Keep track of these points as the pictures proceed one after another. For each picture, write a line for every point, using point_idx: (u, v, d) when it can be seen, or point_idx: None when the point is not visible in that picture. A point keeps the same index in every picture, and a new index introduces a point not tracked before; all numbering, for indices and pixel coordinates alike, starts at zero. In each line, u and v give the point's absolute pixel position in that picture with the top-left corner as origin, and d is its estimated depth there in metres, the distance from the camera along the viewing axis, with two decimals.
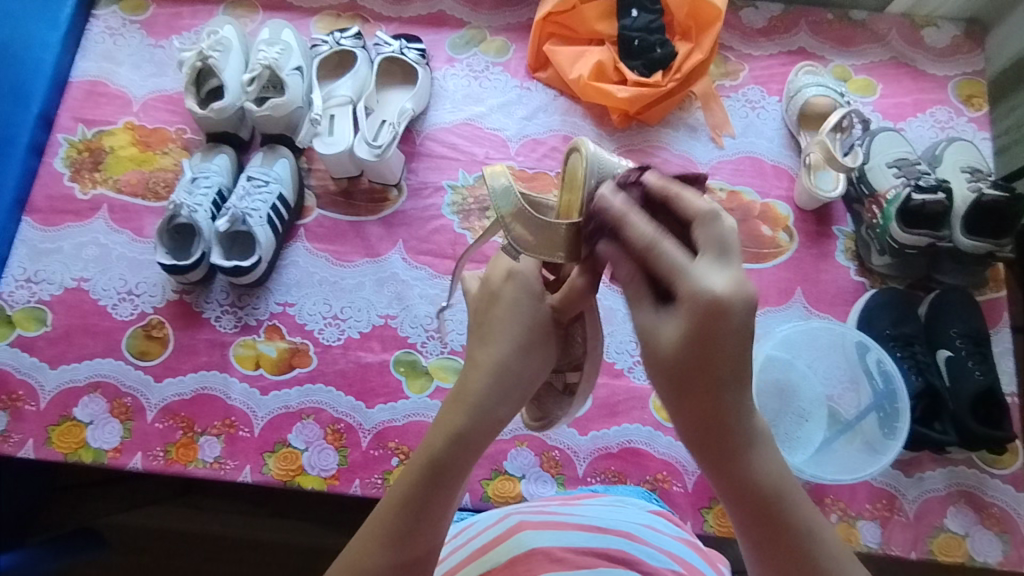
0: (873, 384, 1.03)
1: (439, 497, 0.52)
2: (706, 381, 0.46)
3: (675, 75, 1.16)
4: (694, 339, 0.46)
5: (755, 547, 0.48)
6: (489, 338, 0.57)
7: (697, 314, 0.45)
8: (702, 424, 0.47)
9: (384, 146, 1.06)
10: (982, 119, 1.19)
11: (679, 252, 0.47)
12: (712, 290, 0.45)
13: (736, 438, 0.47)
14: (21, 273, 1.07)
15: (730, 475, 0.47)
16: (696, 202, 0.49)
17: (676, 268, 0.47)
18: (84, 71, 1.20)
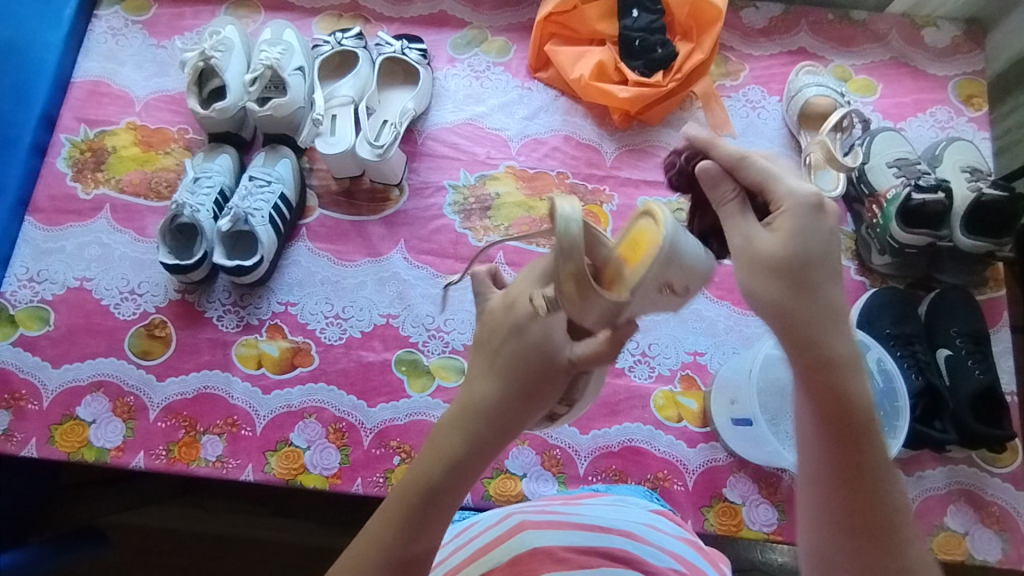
0: (874, 382, 0.98)
1: (440, 514, 0.54)
2: (807, 275, 0.54)
3: (676, 75, 1.16)
4: (801, 234, 0.54)
5: (835, 460, 0.52)
6: (484, 373, 0.56)
7: (797, 213, 0.54)
8: (800, 308, 0.53)
9: (385, 146, 1.06)
10: (982, 118, 1.20)
11: (773, 163, 0.56)
12: (808, 196, 0.55)
13: (832, 327, 0.53)
14: (23, 272, 1.07)
15: (821, 360, 0.53)
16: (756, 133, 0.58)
17: (774, 174, 0.55)
18: (86, 70, 1.20)
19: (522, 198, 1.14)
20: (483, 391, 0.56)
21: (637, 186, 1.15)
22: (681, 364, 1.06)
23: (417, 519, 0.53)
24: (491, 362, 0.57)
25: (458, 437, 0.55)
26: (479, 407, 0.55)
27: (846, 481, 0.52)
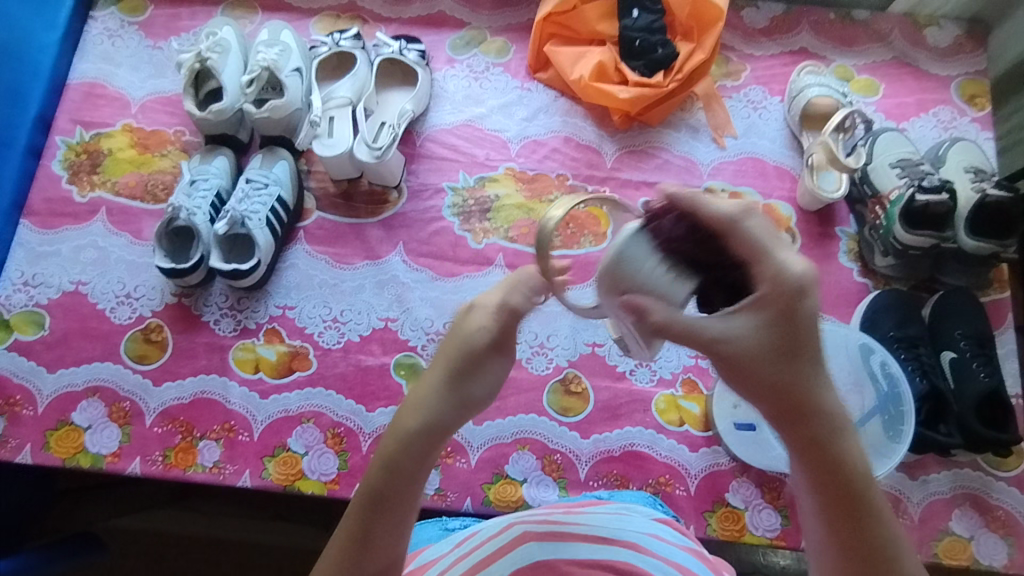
0: (878, 386, 1.01)
1: (387, 533, 0.56)
2: (789, 357, 0.53)
3: (677, 75, 1.15)
4: (777, 316, 0.52)
5: (837, 526, 0.54)
6: (433, 382, 0.58)
7: (783, 296, 0.51)
8: (786, 390, 0.54)
9: (383, 148, 1.05)
10: (985, 118, 1.19)
11: (761, 236, 0.52)
12: (796, 275, 0.51)
13: (822, 408, 0.54)
14: (18, 276, 1.06)
15: (814, 441, 0.53)
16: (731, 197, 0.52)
17: (765, 250, 0.52)
18: (82, 72, 1.19)
19: (522, 200, 1.13)
20: (432, 404, 0.57)
21: (638, 188, 1.14)
22: (683, 368, 1.05)
23: (367, 536, 0.55)
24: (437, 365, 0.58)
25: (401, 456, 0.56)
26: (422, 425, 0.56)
27: (853, 556, 0.53)
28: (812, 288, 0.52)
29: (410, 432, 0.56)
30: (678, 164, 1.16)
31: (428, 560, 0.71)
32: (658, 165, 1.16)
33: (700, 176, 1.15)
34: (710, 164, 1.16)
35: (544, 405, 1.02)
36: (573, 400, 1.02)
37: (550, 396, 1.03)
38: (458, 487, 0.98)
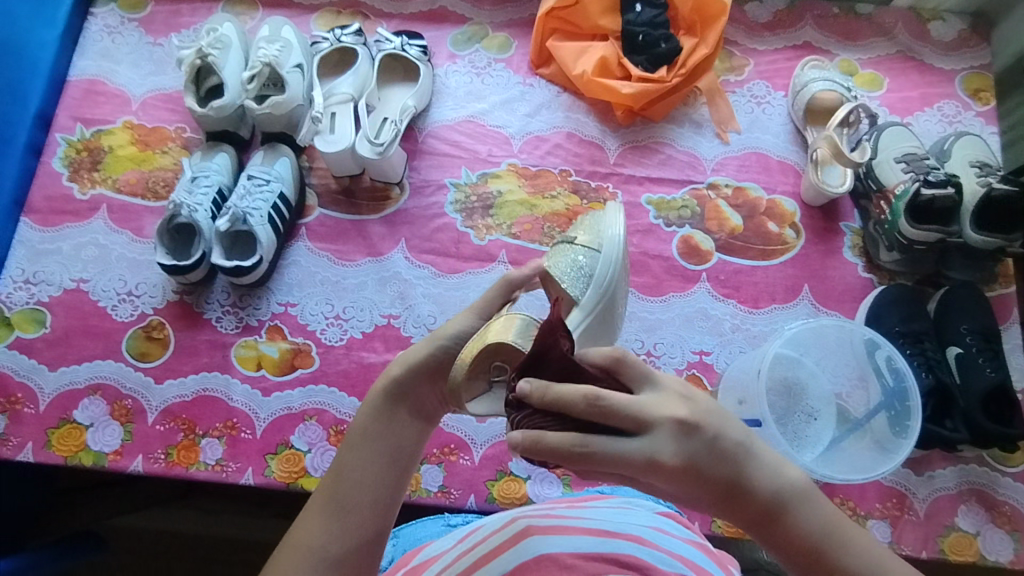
0: (883, 381, 1.01)
1: (376, 473, 0.58)
2: (714, 496, 0.48)
3: (680, 70, 1.14)
4: (675, 480, 0.47)
5: None
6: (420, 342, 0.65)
7: (667, 477, 0.46)
8: (729, 516, 0.49)
9: (385, 145, 1.05)
10: (990, 113, 1.18)
11: (613, 448, 0.45)
12: (664, 459, 0.46)
13: (771, 516, 0.48)
14: (19, 274, 1.05)
15: (779, 544, 0.49)
16: (574, 397, 0.45)
17: (622, 459, 0.45)
18: (82, 69, 1.19)
19: (525, 196, 1.12)
20: (418, 356, 0.63)
21: (641, 183, 1.13)
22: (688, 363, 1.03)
23: (352, 473, 0.57)
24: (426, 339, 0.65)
25: (389, 398, 0.61)
26: (407, 373, 0.62)
27: None
28: (696, 444, 0.46)
29: (392, 376, 0.62)
30: (682, 159, 1.15)
31: (431, 556, 0.70)
32: (661, 160, 1.15)
33: (703, 172, 1.14)
34: (713, 159, 1.15)
35: None
36: None
37: None
38: (462, 484, 0.97)
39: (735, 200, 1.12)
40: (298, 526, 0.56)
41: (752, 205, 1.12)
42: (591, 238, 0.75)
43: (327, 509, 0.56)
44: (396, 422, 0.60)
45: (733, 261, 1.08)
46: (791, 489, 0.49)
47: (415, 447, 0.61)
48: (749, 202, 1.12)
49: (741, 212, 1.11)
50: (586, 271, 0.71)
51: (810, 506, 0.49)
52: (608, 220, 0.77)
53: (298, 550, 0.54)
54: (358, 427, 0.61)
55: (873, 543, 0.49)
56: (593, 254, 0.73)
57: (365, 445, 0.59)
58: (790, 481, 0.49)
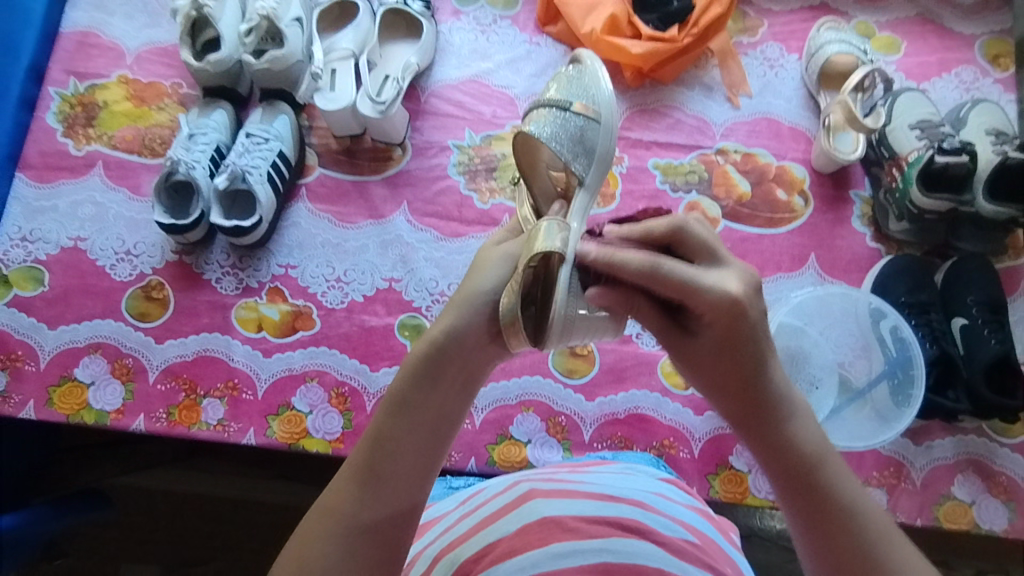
0: (886, 351, 1.01)
1: (414, 443, 0.55)
2: (737, 371, 0.53)
3: (692, 29, 1.11)
4: (719, 331, 0.53)
5: (799, 513, 0.52)
6: (454, 303, 0.59)
7: (725, 314, 0.52)
8: (743, 399, 0.53)
9: (387, 103, 1.02)
10: (1008, 79, 1.15)
11: (684, 266, 0.52)
12: (730, 291, 0.51)
13: (776, 411, 0.53)
14: (15, 231, 1.04)
15: (770, 445, 0.53)
16: (659, 222, 0.56)
17: (689, 279, 0.51)
18: (74, 21, 1.15)
19: None
20: (460, 316, 0.58)
21: (648, 148, 1.11)
22: None
23: (386, 444, 0.54)
24: (461, 299, 0.59)
25: (427, 363, 0.57)
26: (449, 336, 0.57)
27: (824, 540, 0.50)
28: (755, 296, 0.53)
29: (432, 339, 0.58)
30: (690, 123, 1.13)
31: (434, 518, 0.71)
32: (669, 124, 1.12)
33: (712, 137, 1.12)
34: (723, 124, 1.13)
35: (549, 367, 1.02)
36: (578, 362, 1.02)
37: (556, 357, 1.02)
38: (463, 447, 0.97)
39: (744, 165, 1.10)
40: (327, 499, 0.54)
41: (761, 171, 1.10)
42: (586, 104, 0.74)
43: (357, 478, 0.54)
44: (435, 390, 0.56)
45: (739, 230, 1.07)
46: (797, 403, 0.54)
47: (457, 414, 0.57)
48: (758, 168, 1.10)
49: (750, 178, 1.09)
50: (586, 143, 0.72)
51: (812, 425, 0.54)
52: (598, 79, 0.76)
53: (329, 525, 0.52)
54: (392, 395, 0.56)
55: (852, 477, 0.53)
56: (593, 123, 0.73)
57: (406, 415, 0.55)
58: (797, 396, 0.55)
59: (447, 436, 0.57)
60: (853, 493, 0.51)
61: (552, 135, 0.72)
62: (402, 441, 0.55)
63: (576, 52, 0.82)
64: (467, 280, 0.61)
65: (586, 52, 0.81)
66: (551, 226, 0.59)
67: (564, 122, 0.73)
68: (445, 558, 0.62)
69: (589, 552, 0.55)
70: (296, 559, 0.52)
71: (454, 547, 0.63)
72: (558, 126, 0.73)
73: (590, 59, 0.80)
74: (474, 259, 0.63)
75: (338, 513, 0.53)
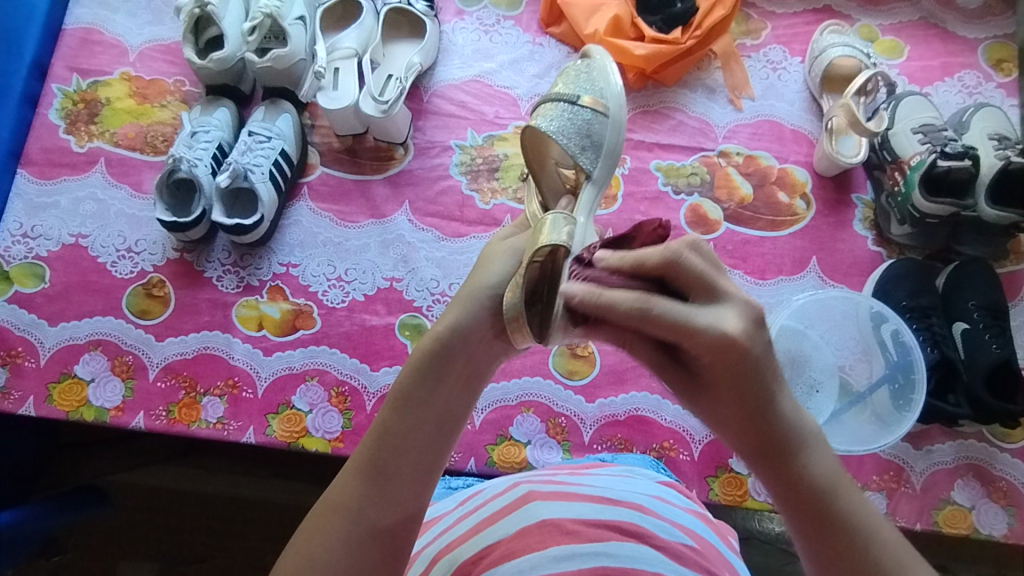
0: (887, 355, 1.01)
1: (420, 440, 0.55)
2: (739, 407, 0.51)
3: (695, 32, 1.11)
4: (717, 369, 0.51)
5: (816, 552, 0.49)
6: (461, 296, 0.60)
7: (721, 354, 0.49)
8: (748, 437, 0.52)
9: (390, 102, 1.02)
10: (1011, 84, 1.14)
11: (676, 308, 0.50)
12: (726, 331, 0.49)
13: (784, 448, 0.51)
14: (17, 227, 1.04)
15: (781, 482, 0.50)
16: (651, 254, 0.52)
17: (683, 321, 0.49)
18: (77, 17, 1.15)
19: None
20: (465, 311, 0.58)
21: (651, 150, 1.11)
22: None
23: (392, 440, 0.54)
24: (467, 296, 0.60)
25: (432, 361, 0.57)
26: (455, 331, 0.58)
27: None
28: (755, 331, 0.50)
29: (438, 335, 0.58)
30: (693, 125, 1.12)
31: (433, 518, 0.71)
32: (672, 126, 1.12)
33: (714, 139, 1.12)
34: (725, 126, 1.12)
35: (550, 367, 1.02)
36: (579, 363, 1.02)
37: (556, 359, 1.02)
38: (462, 447, 0.97)
39: (746, 168, 1.10)
40: (331, 495, 0.54)
41: (763, 174, 1.10)
42: (593, 97, 0.75)
43: (362, 474, 0.53)
44: (440, 389, 0.57)
45: (741, 232, 1.07)
46: (809, 434, 0.52)
47: (462, 411, 0.58)
48: (760, 171, 1.10)
49: (752, 181, 1.09)
50: (594, 137, 0.73)
51: (828, 455, 0.51)
52: (606, 73, 0.77)
53: (334, 521, 0.52)
54: (396, 393, 0.57)
55: (870, 505, 0.50)
56: (601, 117, 0.74)
57: (411, 411, 0.55)
58: (808, 426, 0.52)
59: (450, 435, 0.57)
60: (872, 524, 0.49)
61: (559, 129, 0.73)
62: (407, 439, 0.55)
63: (584, 49, 0.82)
64: (474, 273, 0.62)
65: (597, 48, 0.81)
66: (557, 220, 0.61)
67: (571, 117, 0.73)
68: (444, 559, 0.62)
69: (588, 555, 0.55)
70: (300, 558, 0.51)
71: (452, 548, 0.62)
72: (565, 120, 0.73)
73: (599, 56, 0.79)
74: (481, 254, 0.64)
75: (345, 510, 0.52)
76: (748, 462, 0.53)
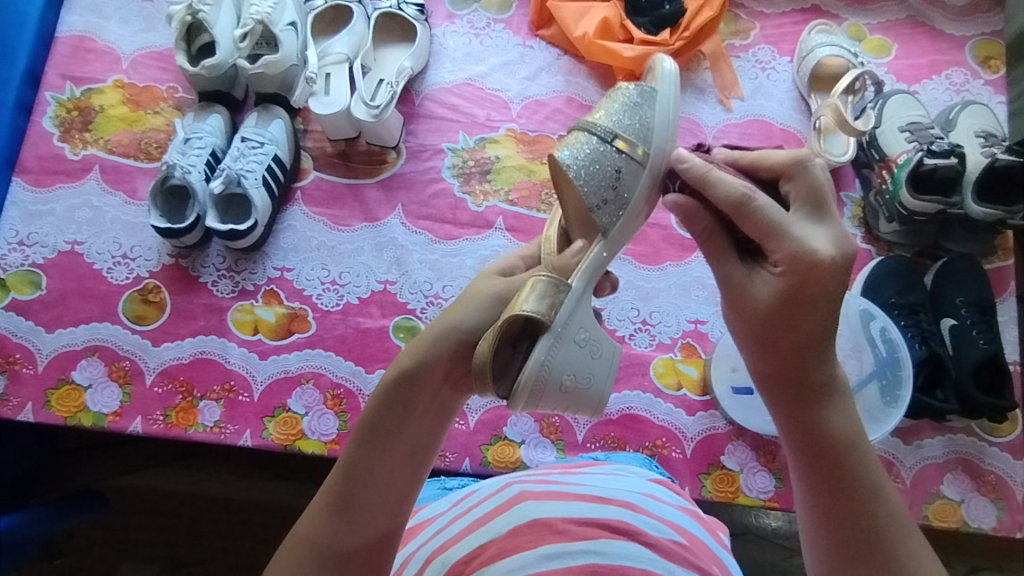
0: (876, 351, 1.01)
1: (388, 470, 0.56)
2: (788, 336, 0.55)
3: (683, 33, 1.12)
4: (794, 291, 0.54)
5: (813, 492, 0.56)
6: (431, 332, 0.59)
7: (801, 270, 0.54)
8: (783, 363, 0.56)
9: (381, 107, 1.03)
10: (999, 81, 1.15)
11: (774, 210, 0.54)
12: (815, 249, 0.53)
13: (812, 390, 0.56)
14: (12, 235, 1.05)
15: (801, 424, 0.56)
16: (776, 155, 0.58)
17: (777, 221, 0.54)
18: (70, 25, 1.15)
19: (523, 161, 1.11)
20: (433, 344, 0.58)
21: None
22: (682, 333, 1.05)
23: (359, 473, 0.56)
24: (440, 332, 0.58)
25: (397, 391, 0.57)
26: (420, 365, 0.57)
27: (839, 519, 0.54)
28: (846, 263, 0.53)
29: (405, 368, 0.58)
30: (682, 126, 1.13)
31: (427, 519, 0.72)
32: None
33: (704, 139, 1.13)
34: (715, 126, 1.13)
35: None
36: None
37: None
38: (457, 448, 0.98)
39: None
40: (303, 525, 0.57)
41: None
42: (633, 141, 0.66)
43: (331, 506, 0.56)
44: (408, 420, 0.57)
45: None
46: (838, 383, 0.57)
47: (432, 440, 0.58)
48: None
49: None
50: (618, 188, 0.65)
51: (852, 408, 0.56)
52: (660, 119, 0.67)
53: (303, 552, 0.55)
54: (365, 423, 0.58)
55: (881, 470, 0.56)
56: (634, 165, 0.65)
57: (376, 444, 0.56)
58: (838, 373, 0.57)
59: (422, 462, 0.58)
60: (879, 485, 0.55)
61: (583, 169, 0.65)
62: (374, 469, 0.56)
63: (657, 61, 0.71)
64: (450, 312, 0.61)
65: (670, 74, 0.69)
66: (544, 287, 0.58)
67: (598, 157, 0.65)
68: (437, 559, 0.63)
69: (577, 552, 0.56)
70: None
71: (446, 548, 0.64)
72: (591, 160, 0.65)
73: (663, 87, 0.68)
74: (464, 292, 0.63)
75: (315, 540, 0.55)
76: (771, 396, 0.59)
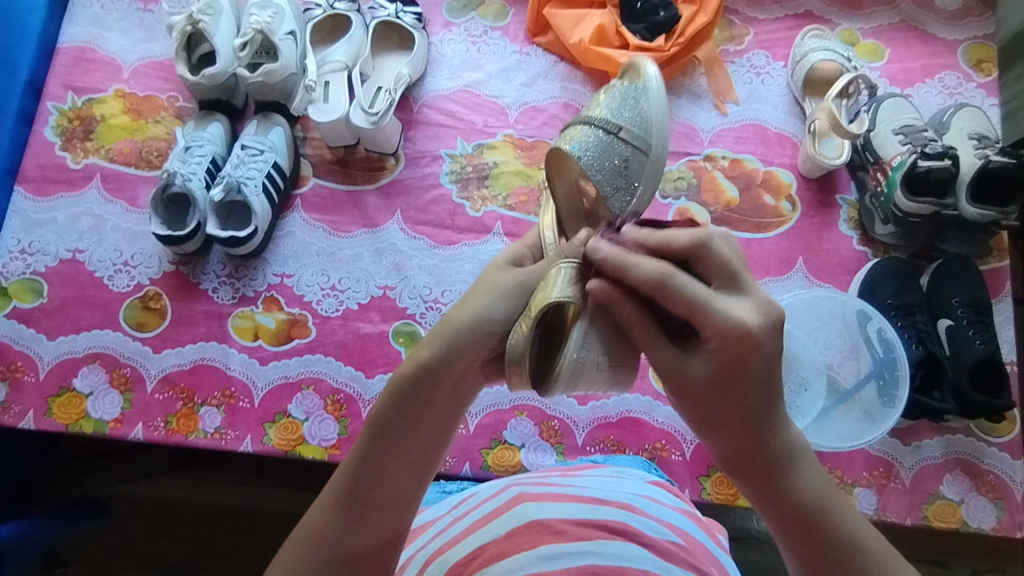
0: (874, 352, 1.03)
1: (402, 466, 0.56)
2: (738, 415, 0.51)
3: (678, 39, 1.13)
4: (725, 368, 0.50)
5: (798, 553, 0.52)
6: (456, 328, 0.56)
7: (732, 345, 0.49)
8: (737, 443, 0.52)
9: (379, 114, 1.04)
10: (992, 84, 1.16)
11: (696, 287, 0.49)
12: (744, 323, 0.49)
13: (774, 460, 0.52)
14: (14, 244, 1.05)
15: (770, 492, 0.52)
16: (679, 236, 0.52)
17: (703, 303, 0.49)
18: (72, 36, 1.17)
19: (520, 167, 1.12)
20: (456, 339, 0.55)
21: None
22: None
23: (370, 471, 0.55)
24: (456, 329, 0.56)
25: (415, 386, 0.55)
26: (440, 359, 0.55)
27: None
28: (774, 326, 0.49)
29: (422, 361, 0.55)
30: (678, 130, 1.15)
31: (428, 521, 0.73)
32: None
33: (701, 143, 1.14)
34: (710, 130, 1.14)
35: None
36: None
37: None
38: (457, 452, 0.99)
39: (732, 171, 1.12)
40: (311, 520, 0.57)
41: (748, 176, 1.12)
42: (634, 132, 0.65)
43: (341, 502, 0.55)
44: (422, 416, 0.56)
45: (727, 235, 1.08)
46: (796, 446, 0.53)
47: (445, 432, 0.57)
48: (745, 173, 1.12)
49: (737, 183, 1.11)
50: (628, 173, 0.65)
51: (815, 463, 0.53)
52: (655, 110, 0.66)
53: (311, 547, 0.55)
54: (376, 417, 0.56)
55: (853, 510, 0.53)
56: (642, 156, 0.65)
57: (390, 439, 0.55)
58: (795, 435, 0.53)
59: (435, 457, 0.58)
60: (856, 531, 0.51)
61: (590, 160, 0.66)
62: (387, 466, 0.55)
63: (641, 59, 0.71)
64: (465, 301, 0.59)
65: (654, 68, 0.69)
66: (570, 273, 0.56)
67: (604, 146, 0.66)
68: (436, 561, 0.63)
69: (576, 553, 0.56)
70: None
71: (444, 550, 0.64)
72: (597, 150, 0.66)
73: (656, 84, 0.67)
74: (475, 282, 0.61)
75: (325, 538, 0.55)
76: (734, 472, 0.54)
